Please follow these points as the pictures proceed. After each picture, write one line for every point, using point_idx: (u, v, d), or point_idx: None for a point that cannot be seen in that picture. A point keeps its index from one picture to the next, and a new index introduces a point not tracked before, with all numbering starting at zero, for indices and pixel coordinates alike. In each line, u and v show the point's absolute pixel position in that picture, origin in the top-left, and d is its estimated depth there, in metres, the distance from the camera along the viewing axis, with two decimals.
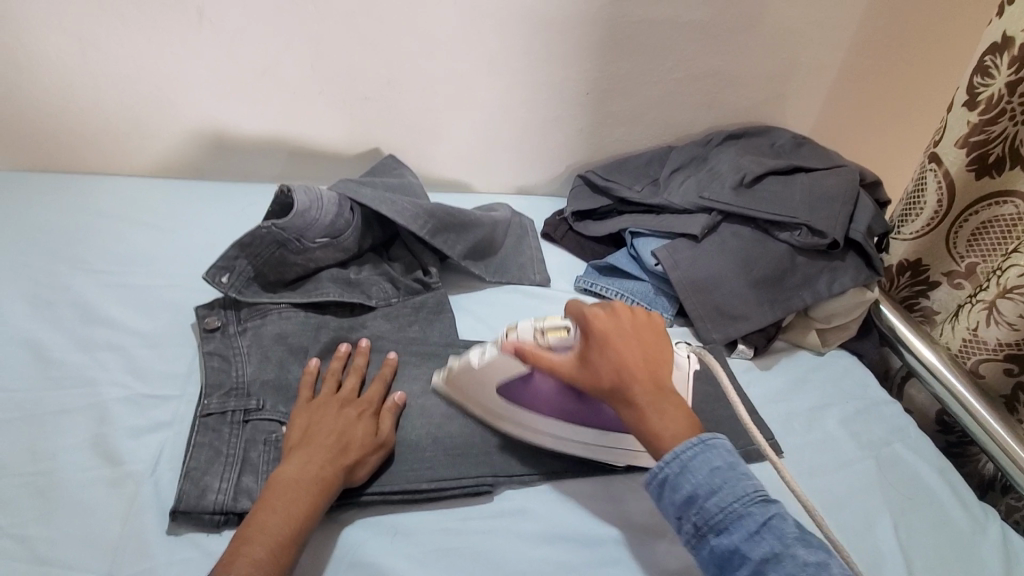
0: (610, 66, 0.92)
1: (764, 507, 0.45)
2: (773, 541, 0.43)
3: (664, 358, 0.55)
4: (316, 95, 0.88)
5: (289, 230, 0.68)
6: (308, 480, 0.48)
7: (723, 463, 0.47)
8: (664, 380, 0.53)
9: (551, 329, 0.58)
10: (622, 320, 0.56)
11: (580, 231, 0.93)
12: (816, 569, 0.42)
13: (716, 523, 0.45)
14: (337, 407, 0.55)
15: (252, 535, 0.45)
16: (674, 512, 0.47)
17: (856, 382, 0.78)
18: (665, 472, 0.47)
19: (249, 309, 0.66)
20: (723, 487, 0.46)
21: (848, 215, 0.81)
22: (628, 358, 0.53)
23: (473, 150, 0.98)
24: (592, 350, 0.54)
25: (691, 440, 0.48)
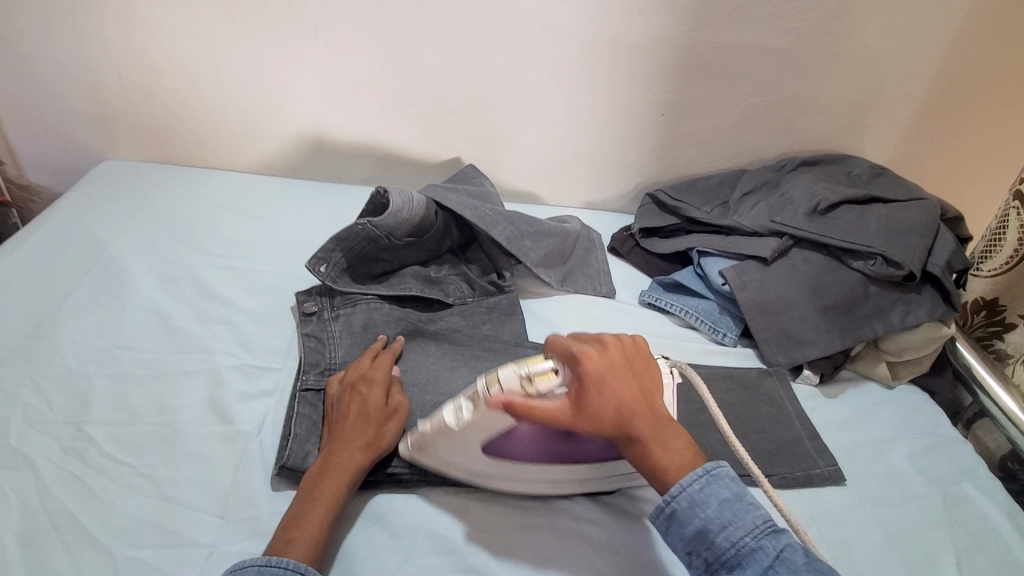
0: (687, 89, 0.95)
1: (774, 539, 0.46)
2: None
3: (655, 384, 0.54)
4: (409, 106, 0.95)
5: (381, 228, 0.74)
6: (337, 467, 0.52)
7: (730, 495, 0.48)
8: (661, 410, 0.52)
9: (539, 375, 0.51)
10: (613, 358, 0.53)
11: (647, 247, 0.96)
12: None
13: (727, 559, 0.46)
14: (351, 391, 0.59)
15: (291, 518, 0.49)
16: (683, 547, 0.48)
17: (926, 418, 0.77)
18: (673, 507, 0.48)
19: (341, 297, 0.72)
20: (734, 521, 0.47)
21: (926, 247, 0.80)
22: (625, 395, 0.51)
23: (547, 164, 1.03)
24: (591, 396, 0.50)
25: (696, 472, 0.49)
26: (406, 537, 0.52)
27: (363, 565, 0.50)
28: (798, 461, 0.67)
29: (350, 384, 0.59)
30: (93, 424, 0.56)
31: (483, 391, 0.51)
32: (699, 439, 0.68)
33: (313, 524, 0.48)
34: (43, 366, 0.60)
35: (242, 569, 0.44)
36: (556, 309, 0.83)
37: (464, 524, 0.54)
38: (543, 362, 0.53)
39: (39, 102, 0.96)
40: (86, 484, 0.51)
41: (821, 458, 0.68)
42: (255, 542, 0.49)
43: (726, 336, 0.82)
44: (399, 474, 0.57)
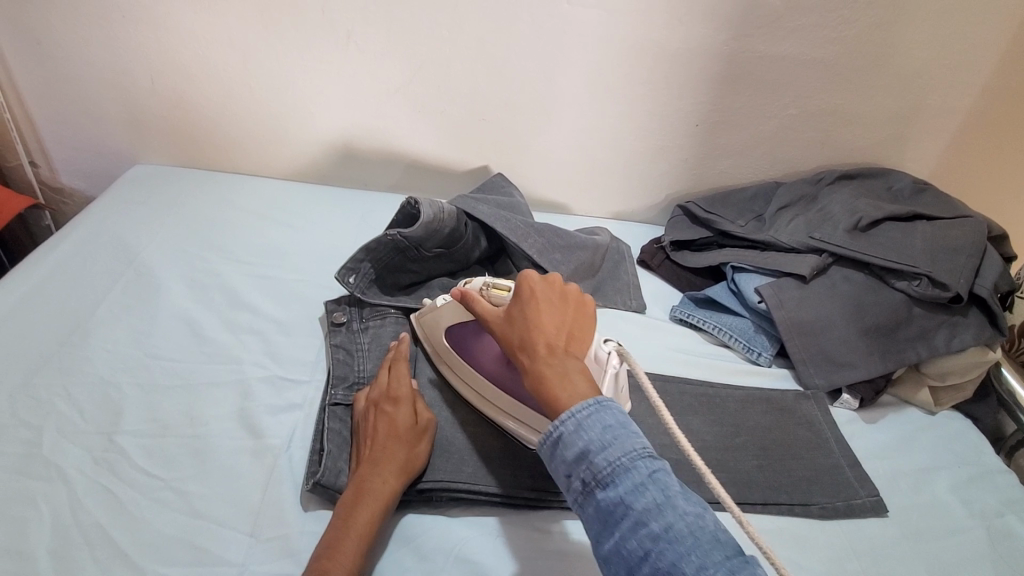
0: (723, 100, 0.92)
1: (651, 463, 0.43)
2: (656, 492, 0.41)
3: (584, 331, 0.54)
4: (439, 114, 0.94)
5: (411, 239, 0.73)
6: (371, 492, 0.51)
7: (616, 422, 0.44)
8: (575, 349, 0.52)
9: (496, 287, 0.63)
10: (554, 288, 0.56)
11: (678, 261, 0.93)
12: (694, 516, 0.40)
13: (602, 476, 0.42)
14: (379, 408, 0.57)
15: (325, 545, 0.47)
16: (563, 470, 0.44)
17: (972, 447, 0.73)
18: (559, 430, 0.45)
19: (370, 308, 0.72)
20: (613, 442, 0.43)
21: (974, 269, 0.77)
22: (543, 316, 0.53)
23: (577, 174, 1.01)
24: (514, 309, 0.54)
25: (589, 399, 0.46)
26: (436, 560, 0.51)
27: None
28: (838, 490, 0.65)
29: (377, 400, 0.58)
30: (124, 434, 0.56)
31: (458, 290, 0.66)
32: (734, 464, 0.66)
33: (349, 553, 0.47)
34: (77, 374, 0.61)
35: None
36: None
37: (495, 550, 0.53)
38: (509, 282, 0.64)
39: (74, 106, 0.97)
40: (117, 497, 0.51)
41: (862, 487, 0.65)
42: (285, 562, 0.48)
43: (761, 356, 0.80)
44: (429, 492, 0.55)
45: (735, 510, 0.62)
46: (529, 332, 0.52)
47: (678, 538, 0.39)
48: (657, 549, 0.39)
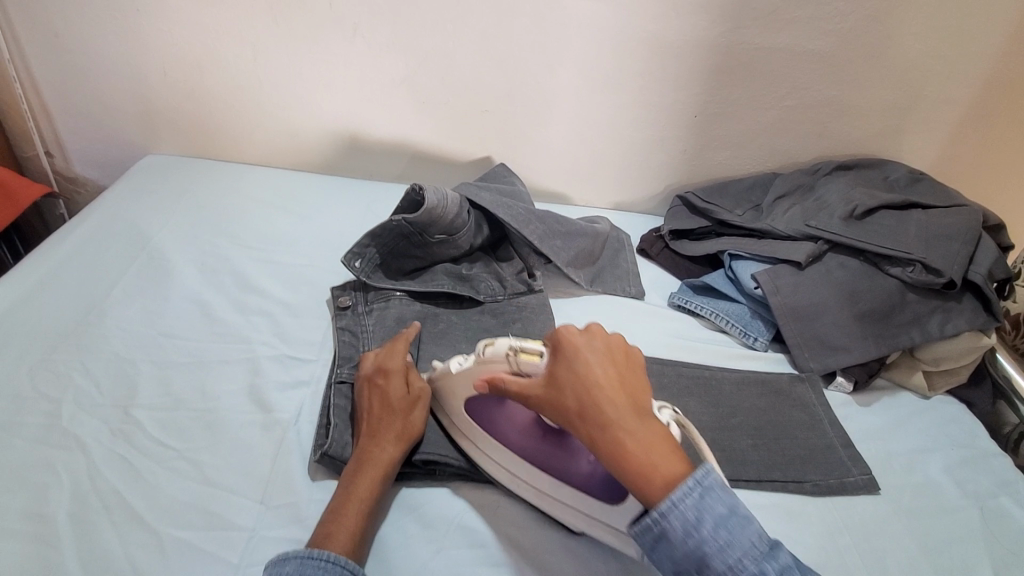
0: (722, 91, 0.94)
1: (771, 560, 0.44)
2: (746, 556, 0.44)
3: (642, 384, 0.51)
4: (442, 105, 0.96)
5: (415, 225, 0.75)
6: (370, 461, 0.53)
7: (697, 489, 0.45)
8: (643, 406, 0.49)
9: (525, 352, 0.54)
10: (598, 339, 0.53)
11: (677, 250, 0.95)
12: (783, 570, 0.43)
13: (694, 551, 0.44)
14: (373, 383, 0.59)
15: (328, 514, 0.50)
16: (670, 565, 0.45)
17: (965, 429, 0.75)
18: (662, 528, 0.44)
19: (374, 292, 0.74)
20: (731, 544, 0.44)
21: (967, 255, 0.78)
22: (604, 387, 0.49)
23: (578, 165, 1.03)
24: (563, 375, 0.50)
25: (686, 484, 0.45)
26: (439, 529, 0.53)
27: (396, 555, 0.51)
28: (831, 468, 0.66)
29: (370, 376, 0.60)
30: (140, 407, 0.58)
31: (480, 356, 0.56)
32: (729, 443, 0.68)
33: (350, 518, 0.49)
34: (93, 351, 0.63)
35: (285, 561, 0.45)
36: (581, 309, 0.82)
37: (495, 520, 0.55)
38: (538, 344, 0.55)
39: (88, 97, 0.99)
40: (133, 465, 0.53)
41: (854, 466, 0.67)
42: (293, 528, 0.50)
43: (757, 341, 0.81)
44: (432, 464, 0.57)
45: (730, 486, 0.63)
46: (592, 403, 0.48)
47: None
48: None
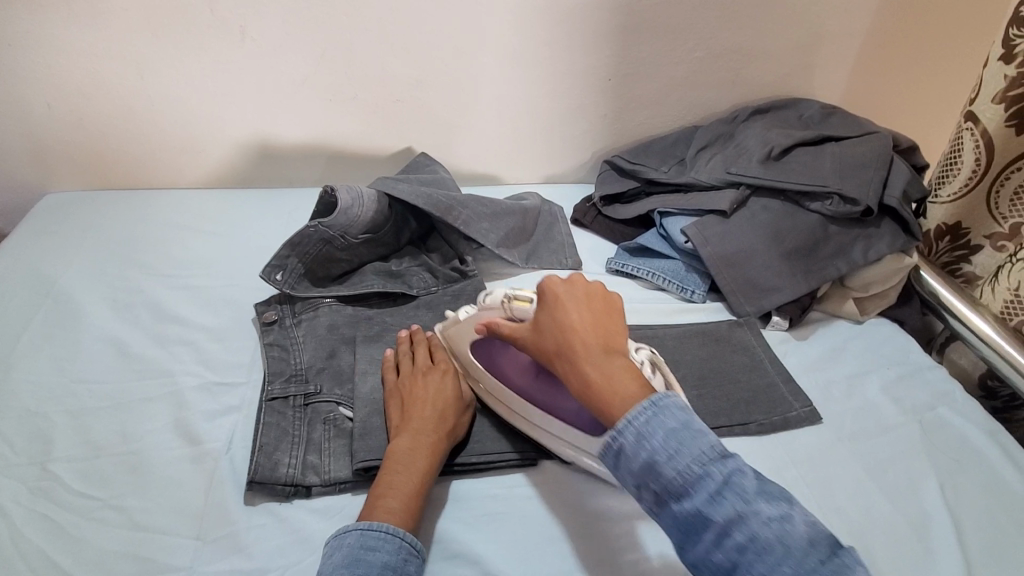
0: (631, 50, 0.93)
1: (722, 464, 0.43)
2: (734, 499, 0.42)
3: (618, 324, 0.54)
4: (351, 101, 0.93)
5: (334, 228, 0.73)
6: (421, 446, 0.54)
7: (677, 423, 0.45)
8: (616, 344, 0.52)
9: (519, 299, 0.60)
10: (579, 287, 0.56)
11: (609, 215, 0.95)
12: (781, 522, 0.41)
13: (675, 488, 0.44)
14: (424, 377, 0.60)
15: (387, 489, 0.51)
16: (633, 481, 0.46)
17: (898, 348, 0.78)
18: (619, 443, 0.46)
19: (302, 303, 0.72)
20: (679, 450, 0.44)
21: (881, 181, 0.80)
22: (577, 324, 0.53)
23: (502, 142, 1.01)
24: (544, 316, 0.55)
25: (641, 404, 0.46)
26: None
27: None
28: (776, 406, 0.68)
29: (415, 372, 0.61)
30: (57, 461, 0.55)
31: (482, 304, 0.64)
32: None
33: (412, 494, 0.51)
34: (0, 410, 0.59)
35: (346, 533, 0.48)
36: (516, 288, 0.81)
37: (447, 517, 0.55)
38: (530, 291, 0.61)
39: None
40: (56, 521, 0.50)
41: (796, 400, 0.69)
42: (235, 558, 0.49)
43: (695, 294, 0.82)
44: (375, 469, 0.55)
45: None
46: (567, 339, 0.52)
47: (767, 548, 0.40)
48: (744, 558, 0.41)
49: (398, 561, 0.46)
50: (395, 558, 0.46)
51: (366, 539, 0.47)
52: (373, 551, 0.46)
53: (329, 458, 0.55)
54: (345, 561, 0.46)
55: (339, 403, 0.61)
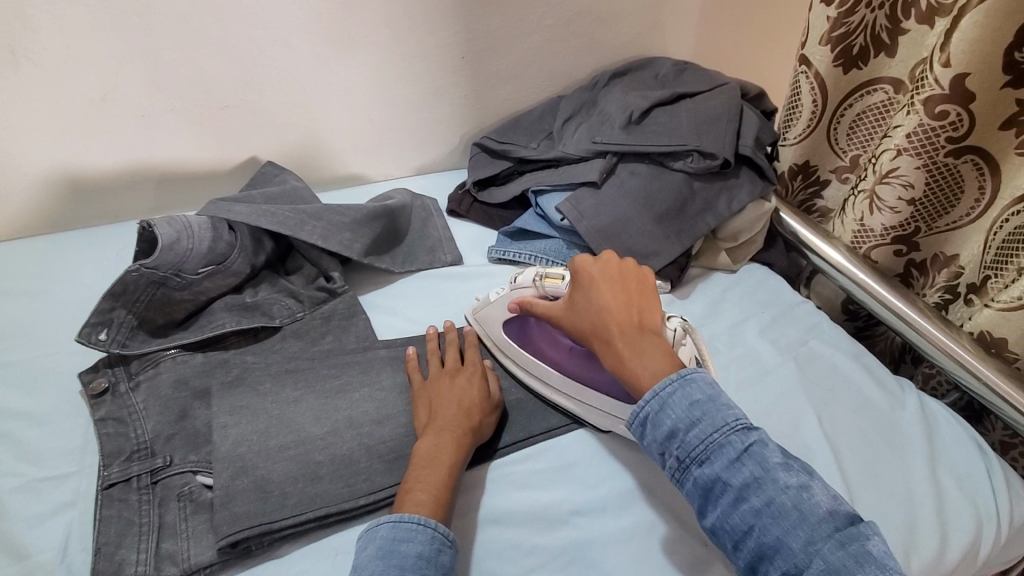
0: (480, 24, 0.88)
1: (744, 435, 0.46)
2: (753, 466, 0.45)
3: (649, 302, 0.57)
4: (172, 114, 0.81)
5: (162, 268, 0.62)
6: (448, 443, 0.54)
7: (702, 395, 0.47)
8: (650, 322, 0.55)
9: (551, 278, 0.63)
10: (611, 266, 0.59)
11: (485, 201, 0.91)
12: (799, 490, 0.43)
13: (697, 454, 0.46)
14: (451, 378, 0.61)
15: (415, 484, 0.51)
16: (656, 449, 0.48)
17: (770, 291, 0.82)
18: (645, 412, 0.48)
19: (138, 360, 0.62)
20: (702, 419, 0.46)
21: (734, 132, 0.83)
22: (609, 301, 0.56)
23: (361, 138, 0.93)
24: (578, 296, 0.58)
25: (670, 376, 0.49)
26: None
27: None
28: None
29: (444, 371, 0.61)
30: None
31: (512, 285, 0.66)
32: None
33: (441, 488, 0.51)
34: None
35: (378, 527, 0.48)
36: (413, 286, 0.78)
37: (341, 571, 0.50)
38: (561, 269, 0.63)
39: None
40: None
41: None
42: None
43: None
44: (244, 542, 0.49)
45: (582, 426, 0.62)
46: (599, 317, 0.55)
47: (783, 512, 0.43)
48: (761, 521, 0.43)
49: (432, 552, 0.46)
50: (428, 548, 0.46)
51: (400, 530, 0.47)
52: (406, 542, 0.46)
53: (187, 542, 0.49)
54: (378, 552, 0.46)
55: (195, 472, 0.54)
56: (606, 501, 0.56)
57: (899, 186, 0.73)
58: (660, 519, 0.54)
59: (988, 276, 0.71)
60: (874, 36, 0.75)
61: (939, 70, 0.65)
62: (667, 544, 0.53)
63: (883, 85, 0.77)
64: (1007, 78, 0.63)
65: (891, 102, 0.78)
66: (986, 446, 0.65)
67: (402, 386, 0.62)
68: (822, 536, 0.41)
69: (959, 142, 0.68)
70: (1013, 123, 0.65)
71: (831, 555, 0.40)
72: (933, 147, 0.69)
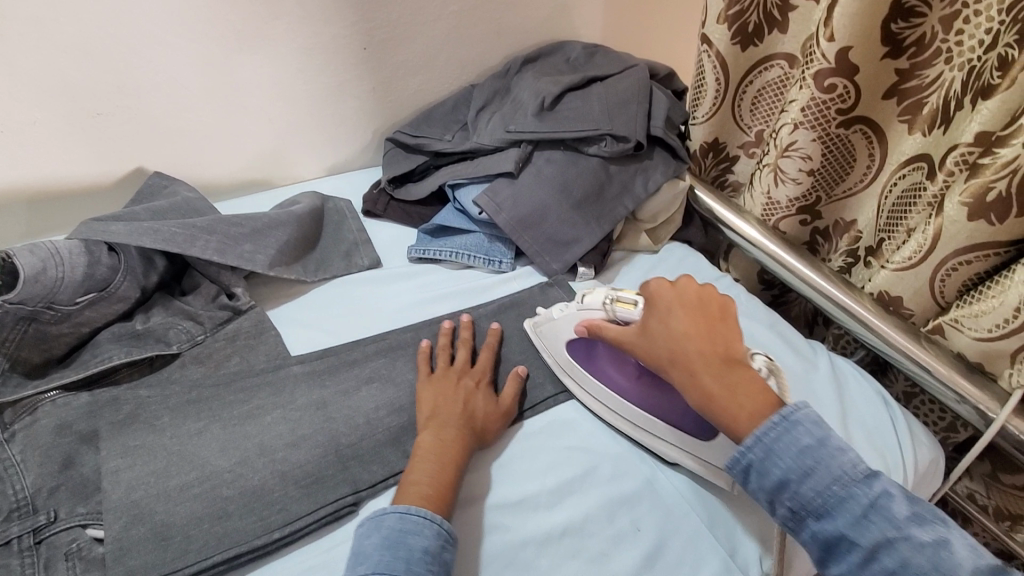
0: (379, 14, 0.84)
1: (867, 486, 0.45)
2: (882, 524, 0.43)
3: (732, 333, 0.54)
4: (38, 127, 0.72)
5: (31, 301, 0.56)
6: (448, 444, 0.54)
7: (811, 440, 0.47)
8: (735, 353, 0.53)
9: (621, 301, 0.61)
10: (688, 290, 0.57)
11: (402, 198, 0.87)
12: (937, 547, 0.42)
13: (814, 508, 0.45)
14: (459, 379, 0.60)
15: (417, 477, 0.52)
16: (765, 497, 0.48)
17: (690, 269, 0.83)
18: (748, 459, 0.48)
19: (10, 408, 0.55)
20: (818, 467, 0.46)
21: (644, 113, 0.83)
22: (693, 335, 0.54)
23: (262, 140, 0.87)
24: (654, 321, 0.56)
25: (772, 420, 0.48)
26: None
27: None
28: None
29: (451, 370, 0.61)
30: None
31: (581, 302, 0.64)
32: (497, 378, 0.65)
33: (437, 486, 0.51)
34: None
35: (386, 516, 0.49)
36: (370, 290, 0.75)
37: None
38: (633, 293, 0.61)
39: None
40: None
41: None
42: None
43: (503, 263, 0.79)
44: None
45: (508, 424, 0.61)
46: (679, 345, 0.54)
47: (858, 504, 0.44)
48: None
49: (437, 547, 0.47)
50: (433, 544, 0.47)
51: (407, 523, 0.48)
52: (413, 535, 0.47)
53: None
54: (384, 543, 0.47)
55: (86, 525, 0.49)
56: (539, 499, 0.55)
57: (799, 159, 0.75)
58: (592, 510, 0.54)
59: (883, 239, 0.75)
60: (766, 13, 0.77)
61: (825, 45, 0.66)
62: (599, 533, 0.53)
63: (779, 61, 0.80)
64: (886, 49, 0.66)
65: (787, 77, 0.80)
66: (890, 398, 0.69)
67: (318, 403, 0.58)
68: (902, 533, 0.43)
69: (849, 113, 0.71)
70: (894, 93, 0.69)
71: None
72: (826, 120, 0.72)
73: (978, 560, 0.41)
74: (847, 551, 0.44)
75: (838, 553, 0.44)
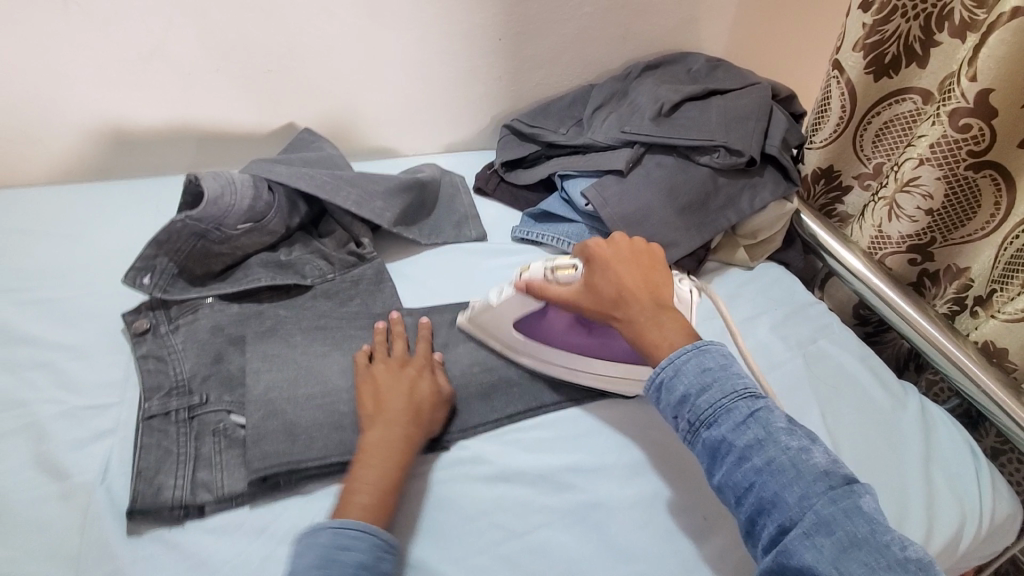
0: (518, 8, 0.90)
1: (751, 402, 0.48)
2: (757, 428, 0.47)
3: (663, 278, 0.59)
4: (214, 74, 0.84)
5: (206, 221, 0.65)
6: (388, 444, 0.53)
7: (716, 365, 0.50)
8: (665, 296, 0.57)
9: (561, 268, 0.61)
10: (623, 247, 0.61)
11: (512, 181, 0.93)
12: (799, 451, 0.46)
13: (706, 417, 0.48)
14: (399, 370, 0.59)
15: (354, 484, 0.51)
16: (670, 412, 0.51)
17: (785, 289, 0.84)
18: (660, 377, 0.51)
19: (178, 306, 0.65)
20: (713, 384, 0.49)
21: (762, 131, 0.84)
22: (629, 280, 0.58)
23: (394, 111, 0.96)
24: (595, 276, 0.59)
25: (686, 347, 0.52)
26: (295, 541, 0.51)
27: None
28: None
29: (392, 364, 0.60)
30: None
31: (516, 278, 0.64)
32: None
33: (380, 490, 0.51)
34: None
35: (319, 532, 0.47)
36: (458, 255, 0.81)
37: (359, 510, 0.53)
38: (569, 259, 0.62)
39: None
40: None
41: None
42: None
43: None
44: (274, 477, 0.53)
45: (589, 401, 0.65)
46: (622, 293, 0.56)
47: (782, 469, 0.45)
48: (761, 478, 0.45)
49: (371, 561, 0.46)
50: (367, 558, 0.46)
51: (340, 538, 0.47)
52: (346, 551, 0.46)
53: (221, 473, 0.53)
54: (316, 561, 0.45)
55: (228, 411, 0.57)
56: (613, 471, 0.58)
57: (919, 197, 0.74)
58: (662, 491, 0.57)
59: (995, 289, 0.73)
60: (907, 45, 0.76)
61: (966, 84, 0.65)
62: (667, 512, 0.56)
63: (913, 95, 0.78)
64: None
65: (919, 112, 0.79)
66: (977, 449, 0.67)
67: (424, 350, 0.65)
68: (773, 438, 0.46)
69: (981, 156, 0.69)
70: None
71: (824, 509, 0.42)
72: (954, 160, 0.70)
73: (833, 467, 0.45)
74: (769, 520, 0.44)
75: (760, 523, 0.45)
